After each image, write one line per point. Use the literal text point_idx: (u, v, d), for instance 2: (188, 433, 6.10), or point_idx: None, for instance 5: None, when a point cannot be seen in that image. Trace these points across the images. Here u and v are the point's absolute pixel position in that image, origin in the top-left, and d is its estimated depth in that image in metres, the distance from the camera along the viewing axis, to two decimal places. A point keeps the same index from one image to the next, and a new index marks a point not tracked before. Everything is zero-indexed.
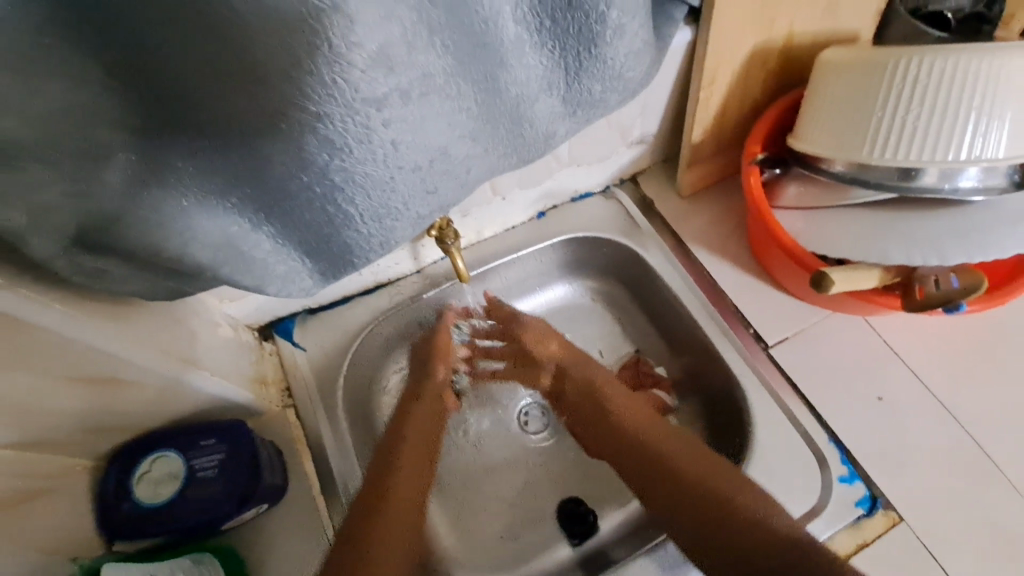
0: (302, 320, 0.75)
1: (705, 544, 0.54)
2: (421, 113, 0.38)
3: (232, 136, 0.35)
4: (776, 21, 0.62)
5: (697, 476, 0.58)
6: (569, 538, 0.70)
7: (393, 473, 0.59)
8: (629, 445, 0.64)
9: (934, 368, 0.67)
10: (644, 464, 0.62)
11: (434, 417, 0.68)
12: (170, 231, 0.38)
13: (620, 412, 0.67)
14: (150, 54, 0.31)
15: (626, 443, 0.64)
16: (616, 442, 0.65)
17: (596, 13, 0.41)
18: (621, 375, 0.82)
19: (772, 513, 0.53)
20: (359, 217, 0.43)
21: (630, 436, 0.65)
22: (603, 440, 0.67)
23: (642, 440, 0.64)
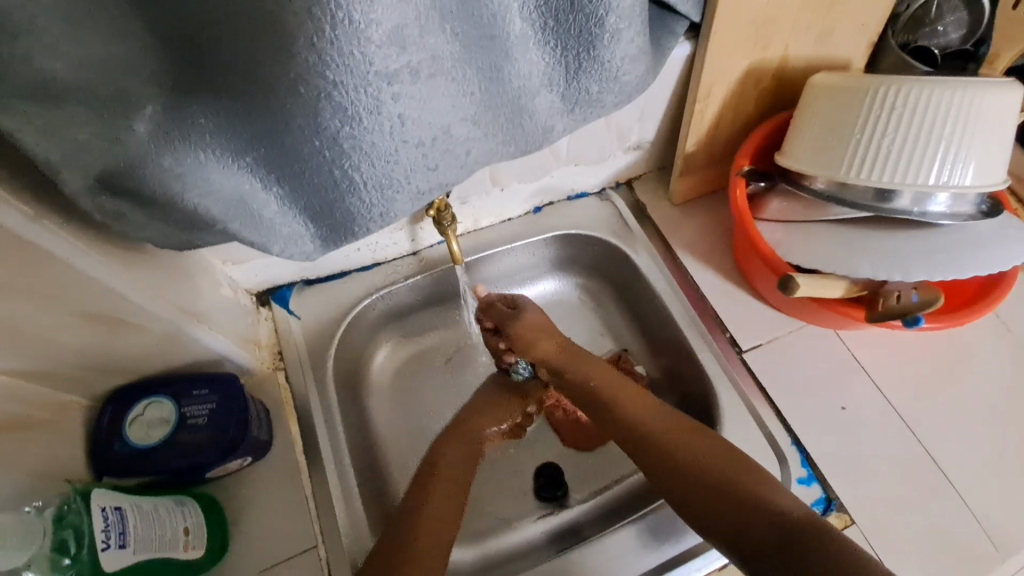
0: (299, 289, 0.78)
1: (732, 537, 0.55)
2: (428, 92, 0.42)
3: (252, 97, 0.38)
4: (770, 43, 0.66)
5: (714, 469, 0.59)
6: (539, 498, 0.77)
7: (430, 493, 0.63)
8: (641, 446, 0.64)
9: (896, 384, 0.71)
10: (664, 457, 0.62)
11: (466, 457, 0.69)
12: (187, 181, 0.41)
13: (630, 405, 0.68)
14: (185, 16, 0.35)
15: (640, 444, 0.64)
16: (635, 442, 0.65)
17: (596, 16, 0.45)
18: None
19: (770, 493, 0.55)
20: (363, 185, 0.46)
21: (646, 436, 0.65)
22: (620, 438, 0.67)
23: (654, 439, 0.64)
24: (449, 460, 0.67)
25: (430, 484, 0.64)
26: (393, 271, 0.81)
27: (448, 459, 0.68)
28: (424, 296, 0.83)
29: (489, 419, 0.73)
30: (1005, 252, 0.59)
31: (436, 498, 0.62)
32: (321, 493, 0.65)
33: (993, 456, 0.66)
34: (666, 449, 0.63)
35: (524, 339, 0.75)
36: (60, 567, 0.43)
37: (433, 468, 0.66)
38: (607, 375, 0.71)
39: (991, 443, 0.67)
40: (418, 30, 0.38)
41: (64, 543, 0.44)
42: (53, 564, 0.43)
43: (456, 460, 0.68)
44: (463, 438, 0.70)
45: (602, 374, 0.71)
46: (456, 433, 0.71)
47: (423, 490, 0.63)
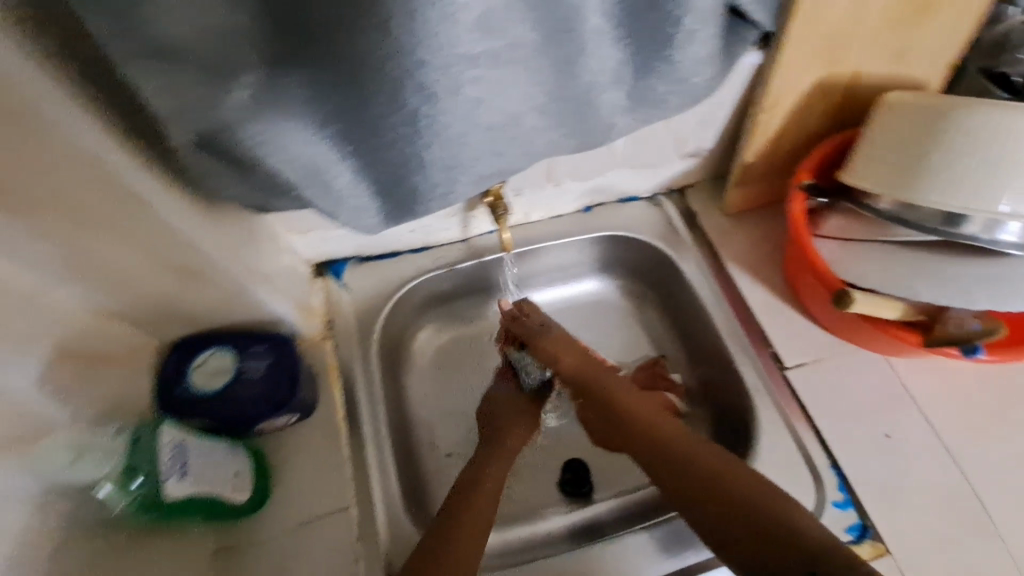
0: (353, 265, 0.82)
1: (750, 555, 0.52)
2: (503, 78, 0.44)
3: (342, 73, 0.41)
4: (843, 57, 0.64)
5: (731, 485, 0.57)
6: (561, 487, 0.79)
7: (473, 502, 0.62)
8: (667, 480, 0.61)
9: (948, 417, 0.68)
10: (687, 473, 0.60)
11: (504, 470, 0.67)
12: (276, 146, 0.45)
13: (652, 428, 0.66)
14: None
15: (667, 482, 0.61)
16: (661, 475, 0.62)
17: (672, 16, 0.46)
18: (637, 375, 0.83)
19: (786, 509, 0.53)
20: (431, 163, 0.48)
21: (673, 469, 0.61)
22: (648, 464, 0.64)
23: (678, 473, 0.60)
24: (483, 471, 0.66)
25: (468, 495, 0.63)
26: (442, 256, 0.84)
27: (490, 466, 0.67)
28: (470, 283, 0.86)
29: (509, 425, 0.72)
30: None
31: (483, 502, 0.62)
32: (357, 458, 0.68)
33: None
34: (697, 483, 0.58)
35: (552, 354, 0.73)
36: (130, 486, 0.48)
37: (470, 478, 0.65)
38: (622, 396, 0.70)
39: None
40: (503, 17, 0.40)
41: (135, 465, 0.48)
42: (123, 482, 0.47)
43: (494, 469, 0.67)
44: (497, 453, 0.69)
45: (625, 394, 0.70)
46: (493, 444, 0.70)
47: (467, 494, 0.63)
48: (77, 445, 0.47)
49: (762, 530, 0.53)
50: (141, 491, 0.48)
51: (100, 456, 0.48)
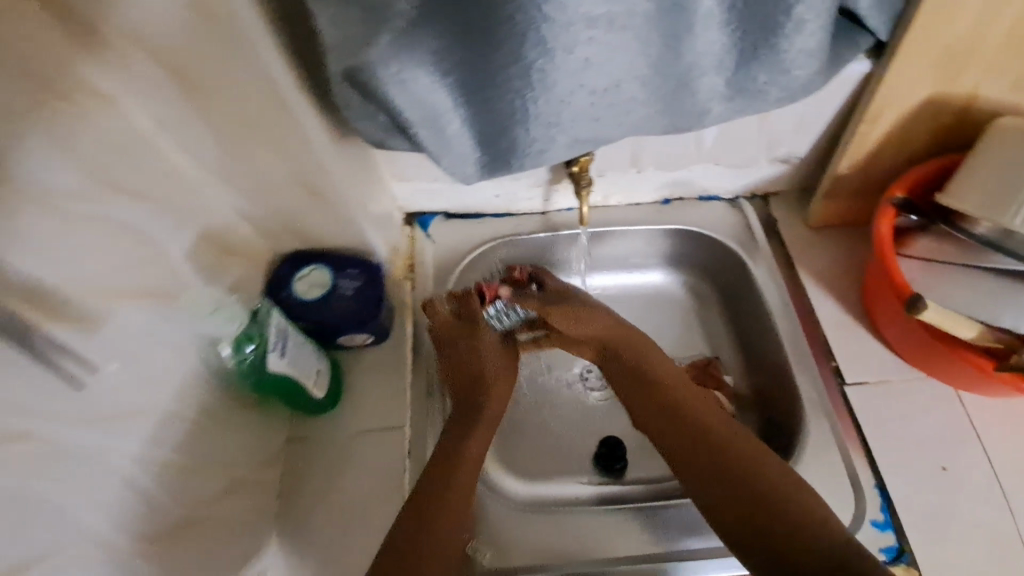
0: (438, 220, 0.89)
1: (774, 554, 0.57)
2: (614, 43, 0.48)
3: (475, 24, 0.47)
4: (961, 76, 0.63)
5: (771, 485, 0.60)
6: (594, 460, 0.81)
7: (448, 495, 0.61)
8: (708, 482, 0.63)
9: (1011, 463, 0.65)
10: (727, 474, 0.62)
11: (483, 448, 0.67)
12: (405, 85, 0.52)
13: (715, 429, 0.66)
14: None
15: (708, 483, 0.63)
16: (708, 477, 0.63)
17: (785, 4, 0.48)
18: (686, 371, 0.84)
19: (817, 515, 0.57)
20: (534, 118, 0.54)
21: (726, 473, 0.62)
22: (692, 466, 0.65)
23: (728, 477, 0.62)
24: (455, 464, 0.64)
25: (441, 486, 0.62)
26: (520, 224, 0.89)
27: (469, 453, 0.65)
28: (541, 254, 0.90)
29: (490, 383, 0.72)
30: None
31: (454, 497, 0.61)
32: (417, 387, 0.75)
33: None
34: (747, 488, 0.61)
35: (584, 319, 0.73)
36: (243, 349, 0.57)
37: (445, 465, 0.63)
38: (689, 394, 0.71)
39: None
40: None
41: (249, 333, 0.58)
42: (239, 345, 0.57)
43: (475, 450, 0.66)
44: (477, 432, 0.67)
45: (695, 397, 0.70)
46: (466, 434, 0.67)
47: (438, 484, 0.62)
48: (216, 300, 0.57)
49: (800, 530, 0.57)
50: (251, 356, 0.58)
51: (230, 314, 0.57)
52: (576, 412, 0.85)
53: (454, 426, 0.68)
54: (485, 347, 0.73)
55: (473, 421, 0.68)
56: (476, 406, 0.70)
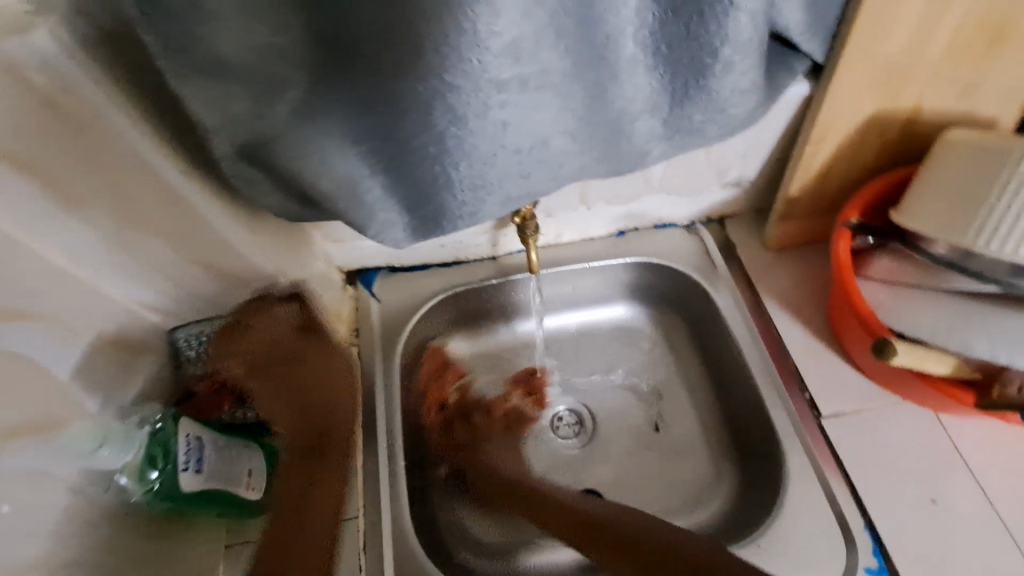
0: (383, 275, 0.83)
1: None
2: (532, 102, 0.45)
3: (376, 96, 0.43)
4: (902, 92, 0.61)
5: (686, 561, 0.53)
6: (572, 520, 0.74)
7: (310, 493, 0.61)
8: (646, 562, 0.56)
9: (1004, 487, 0.62)
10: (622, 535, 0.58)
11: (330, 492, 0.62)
12: (310, 161, 0.47)
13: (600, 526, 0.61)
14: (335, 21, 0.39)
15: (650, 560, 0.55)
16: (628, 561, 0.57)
17: (710, 45, 0.45)
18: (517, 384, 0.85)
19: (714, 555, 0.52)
20: (459, 183, 0.49)
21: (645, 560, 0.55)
22: (626, 559, 0.56)
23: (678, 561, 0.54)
24: (326, 444, 0.64)
25: (309, 463, 0.62)
26: (470, 272, 0.84)
27: (314, 497, 0.61)
28: (495, 301, 0.85)
29: (328, 427, 0.65)
30: None
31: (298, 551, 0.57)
32: (370, 470, 0.68)
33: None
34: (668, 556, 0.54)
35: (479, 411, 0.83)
36: (149, 476, 0.52)
37: (310, 438, 0.63)
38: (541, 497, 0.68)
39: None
40: (534, 43, 0.41)
41: (154, 457, 0.53)
42: (144, 471, 0.52)
43: (322, 492, 0.62)
44: (314, 475, 0.62)
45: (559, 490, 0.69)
46: (310, 477, 0.62)
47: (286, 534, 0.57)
48: (99, 433, 0.50)
49: None
50: (159, 480, 0.52)
51: (121, 443, 0.51)
52: (547, 463, 0.79)
53: (298, 457, 0.62)
54: (315, 369, 0.66)
55: (318, 458, 0.63)
56: (321, 443, 0.64)
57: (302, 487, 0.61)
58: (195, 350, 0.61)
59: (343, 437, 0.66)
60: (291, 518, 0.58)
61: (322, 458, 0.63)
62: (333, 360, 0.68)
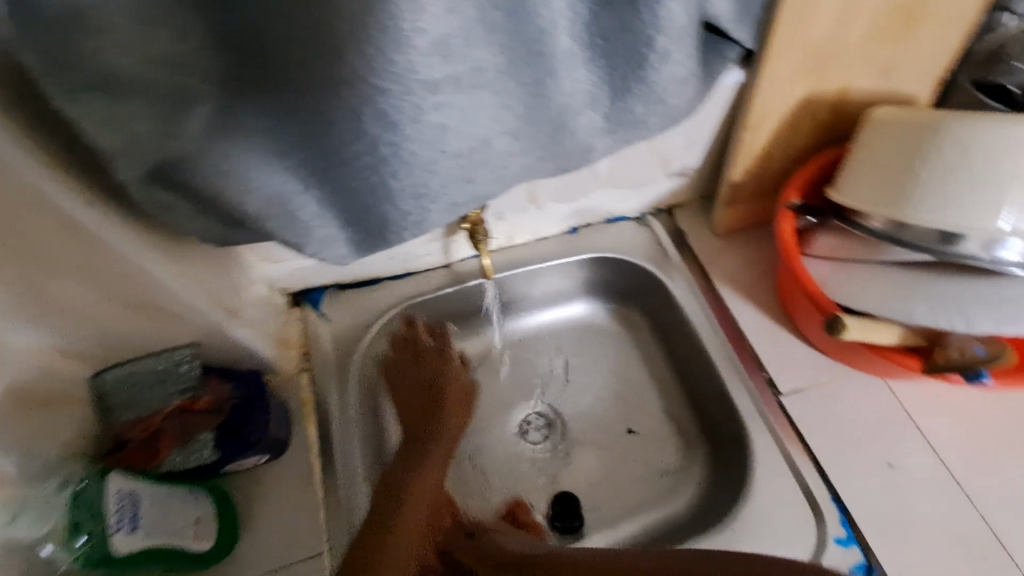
0: (331, 293, 0.78)
1: None
2: (469, 103, 0.43)
3: (298, 106, 0.40)
4: (830, 74, 0.63)
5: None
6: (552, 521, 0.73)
7: (411, 481, 0.65)
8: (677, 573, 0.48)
9: (952, 445, 0.65)
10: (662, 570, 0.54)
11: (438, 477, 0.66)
12: (232, 179, 0.43)
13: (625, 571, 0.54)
14: (245, 25, 0.36)
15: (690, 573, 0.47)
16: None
17: (645, 35, 0.45)
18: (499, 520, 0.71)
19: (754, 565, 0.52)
20: (400, 193, 0.47)
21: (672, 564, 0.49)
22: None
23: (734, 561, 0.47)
24: (439, 436, 0.70)
25: (420, 449, 0.68)
26: (424, 282, 0.81)
27: (422, 482, 0.65)
28: (452, 310, 0.82)
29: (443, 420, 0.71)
30: None
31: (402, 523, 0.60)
32: (333, 501, 0.64)
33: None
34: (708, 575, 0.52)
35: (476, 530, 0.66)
36: (74, 543, 0.47)
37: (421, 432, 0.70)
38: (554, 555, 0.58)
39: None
40: (463, 40, 0.39)
41: (77, 523, 0.48)
42: (67, 540, 0.47)
43: (433, 478, 0.66)
44: (430, 459, 0.67)
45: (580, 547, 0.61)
46: (420, 460, 0.67)
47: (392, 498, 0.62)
48: (12, 505, 0.46)
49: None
50: (85, 547, 0.47)
51: (36, 516, 0.47)
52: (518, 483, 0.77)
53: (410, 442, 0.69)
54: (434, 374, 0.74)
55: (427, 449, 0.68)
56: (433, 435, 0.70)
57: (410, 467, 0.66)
58: (122, 394, 0.55)
59: (458, 428, 0.72)
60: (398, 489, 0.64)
61: (425, 455, 0.68)
62: (451, 373, 0.74)
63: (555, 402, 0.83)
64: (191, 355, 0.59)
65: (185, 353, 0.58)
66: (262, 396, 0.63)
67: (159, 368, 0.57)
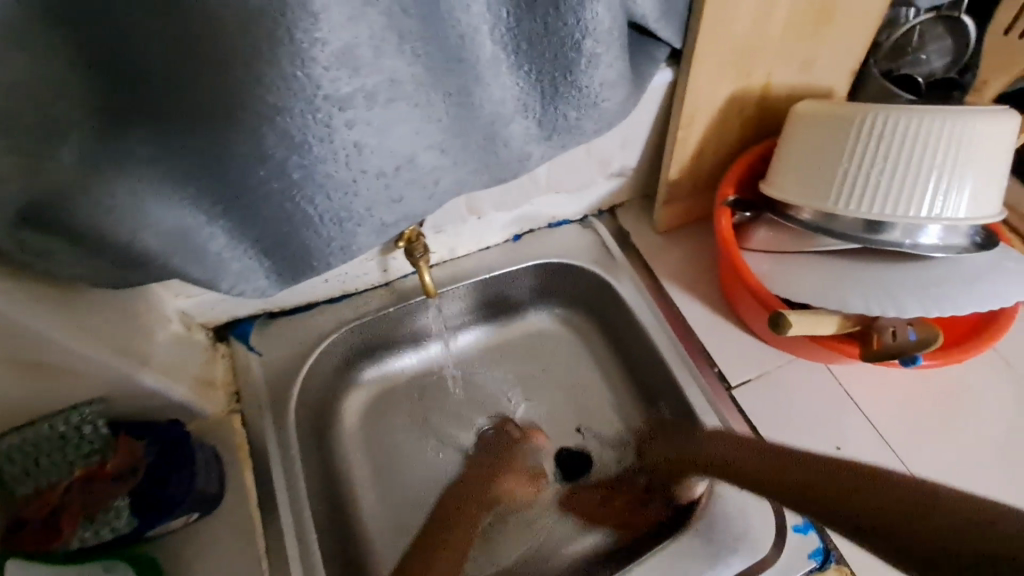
0: (261, 323, 0.72)
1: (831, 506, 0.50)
2: (386, 119, 0.40)
3: (191, 131, 0.36)
4: (753, 70, 0.64)
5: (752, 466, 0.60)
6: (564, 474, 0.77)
7: (444, 534, 0.70)
8: (863, 502, 0.47)
9: (897, 425, 0.66)
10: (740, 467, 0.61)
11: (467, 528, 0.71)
12: (122, 215, 0.38)
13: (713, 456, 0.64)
14: (120, 43, 0.33)
15: (878, 510, 0.45)
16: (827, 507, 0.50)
17: (572, 39, 0.43)
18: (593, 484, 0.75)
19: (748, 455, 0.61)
20: (319, 218, 0.44)
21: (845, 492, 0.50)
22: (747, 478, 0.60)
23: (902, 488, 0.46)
24: (476, 485, 0.74)
25: (454, 504, 0.73)
26: (363, 304, 0.76)
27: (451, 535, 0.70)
28: (398, 329, 0.78)
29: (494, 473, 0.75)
30: (1004, 286, 0.57)
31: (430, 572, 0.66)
32: (275, 553, 0.59)
33: (1016, 502, 0.60)
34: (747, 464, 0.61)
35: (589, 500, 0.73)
36: None
37: (465, 488, 0.74)
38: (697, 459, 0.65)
39: (1010, 486, 0.61)
40: (373, 51, 0.36)
41: None
42: None
43: (462, 527, 0.71)
44: (462, 509, 0.72)
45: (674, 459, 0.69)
46: (456, 513, 0.72)
47: (423, 552, 0.68)
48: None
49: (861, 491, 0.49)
50: None
51: None
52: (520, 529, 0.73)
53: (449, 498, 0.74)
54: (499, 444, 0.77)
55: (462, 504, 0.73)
56: (479, 488, 0.74)
57: (443, 520, 0.71)
58: (15, 467, 0.49)
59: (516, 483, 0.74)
60: (431, 542, 0.69)
61: (457, 508, 0.72)
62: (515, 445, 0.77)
63: (510, 413, 0.81)
64: (94, 412, 0.53)
65: (86, 410, 0.52)
66: (183, 444, 0.56)
67: (57, 431, 0.51)
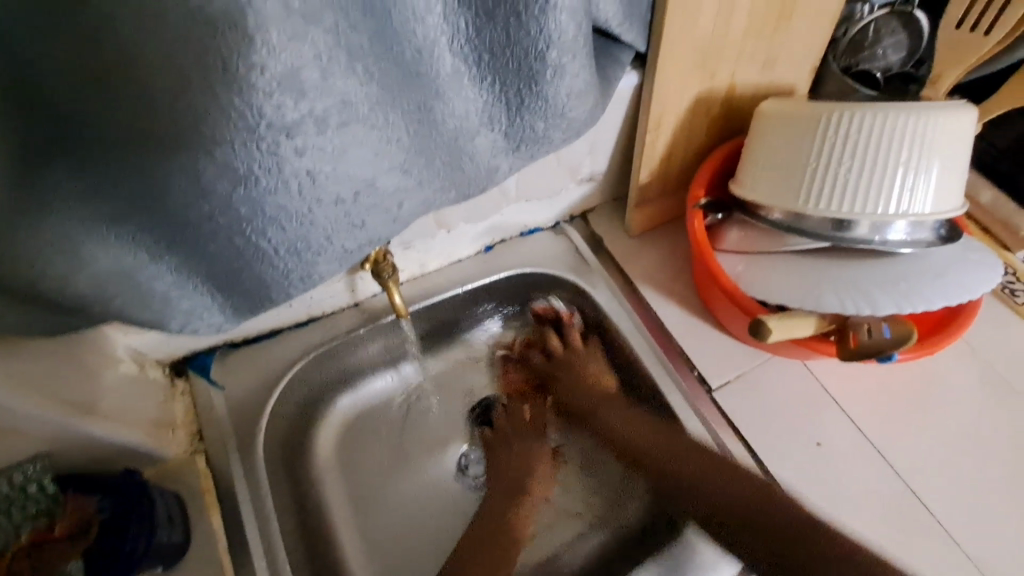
0: (222, 354, 0.68)
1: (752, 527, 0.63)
2: (341, 143, 0.38)
3: (124, 165, 0.33)
4: (717, 71, 0.63)
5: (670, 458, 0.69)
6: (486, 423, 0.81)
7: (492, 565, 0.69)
8: (792, 530, 0.62)
9: (874, 418, 0.67)
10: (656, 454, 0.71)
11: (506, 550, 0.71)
12: (49, 260, 0.35)
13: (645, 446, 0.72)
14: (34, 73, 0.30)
15: (802, 540, 0.61)
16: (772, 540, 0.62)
17: (537, 50, 0.41)
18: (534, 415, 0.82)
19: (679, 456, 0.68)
20: (275, 252, 0.41)
21: (787, 523, 0.61)
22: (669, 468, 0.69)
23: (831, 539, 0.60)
24: (500, 516, 0.73)
25: (484, 533, 0.71)
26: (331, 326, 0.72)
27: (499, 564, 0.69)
28: (372, 351, 0.76)
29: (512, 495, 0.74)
30: (968, 276, 0.58)
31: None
32: None
33: (989, 484, 0.62)
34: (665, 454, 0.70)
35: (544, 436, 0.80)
36: None
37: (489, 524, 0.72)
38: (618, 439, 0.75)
39: (984, 470, 0.63)
40: (322, 72, 0.34)
41: None
42: None
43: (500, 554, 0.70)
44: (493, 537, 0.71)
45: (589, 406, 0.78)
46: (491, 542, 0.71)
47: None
48: None
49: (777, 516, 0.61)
50: None
51: None
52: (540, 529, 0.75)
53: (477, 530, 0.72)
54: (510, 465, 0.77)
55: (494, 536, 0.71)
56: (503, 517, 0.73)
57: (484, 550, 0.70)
58: None
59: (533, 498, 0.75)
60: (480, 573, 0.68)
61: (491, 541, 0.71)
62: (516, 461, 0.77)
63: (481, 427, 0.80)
64: (39, 469, 0.48)
65: (31, 468, 0.48)
66: (141, 497, 0.52)
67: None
